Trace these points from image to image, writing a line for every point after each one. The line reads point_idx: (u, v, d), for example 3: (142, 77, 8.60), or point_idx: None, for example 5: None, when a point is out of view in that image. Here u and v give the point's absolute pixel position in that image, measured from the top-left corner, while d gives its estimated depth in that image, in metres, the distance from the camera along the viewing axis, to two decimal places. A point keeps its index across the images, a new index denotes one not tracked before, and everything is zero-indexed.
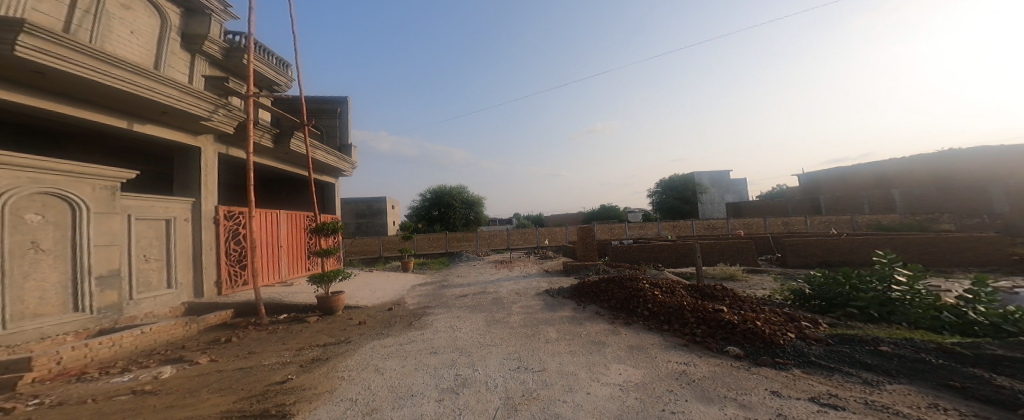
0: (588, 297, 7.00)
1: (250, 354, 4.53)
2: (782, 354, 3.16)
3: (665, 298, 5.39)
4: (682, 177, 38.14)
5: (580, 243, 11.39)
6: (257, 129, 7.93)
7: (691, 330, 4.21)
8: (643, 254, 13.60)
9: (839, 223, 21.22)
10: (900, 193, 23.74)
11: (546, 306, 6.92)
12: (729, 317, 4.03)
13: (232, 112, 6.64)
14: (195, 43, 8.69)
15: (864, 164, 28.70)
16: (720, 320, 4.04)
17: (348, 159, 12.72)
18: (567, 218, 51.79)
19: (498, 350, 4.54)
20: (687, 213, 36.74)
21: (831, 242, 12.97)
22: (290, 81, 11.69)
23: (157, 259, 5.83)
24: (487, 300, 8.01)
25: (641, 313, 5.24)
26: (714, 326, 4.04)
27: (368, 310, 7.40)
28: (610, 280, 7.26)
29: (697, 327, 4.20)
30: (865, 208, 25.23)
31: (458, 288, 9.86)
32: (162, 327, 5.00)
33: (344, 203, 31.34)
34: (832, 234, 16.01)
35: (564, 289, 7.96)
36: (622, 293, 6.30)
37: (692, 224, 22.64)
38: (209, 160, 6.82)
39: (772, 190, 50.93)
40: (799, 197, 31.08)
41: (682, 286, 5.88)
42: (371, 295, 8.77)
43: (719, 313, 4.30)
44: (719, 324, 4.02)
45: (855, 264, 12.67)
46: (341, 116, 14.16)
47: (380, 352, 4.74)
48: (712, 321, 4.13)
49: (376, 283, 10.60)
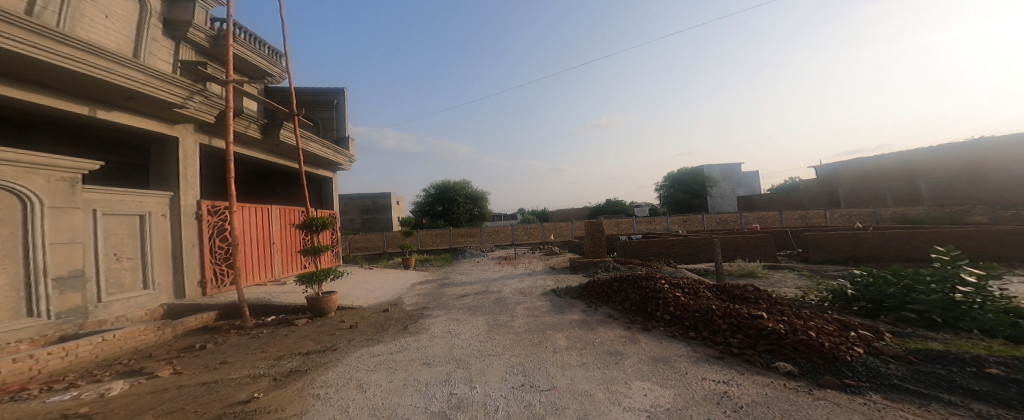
0: (599, 298, 6.37)
1: (221, 364, 4.03)
2: (852, 374, 2.54)
3: (688, 301, 4.73)
4: (692, 170, 37.14)
5: (587, 238, 10.62)
6: (243, 118, 7.43)
7: (724, 339, 3.57)
8: (653, 249, 12.96)
9: (860, 216, 20.25)
10: (925, 183, 22.60)
11: (554, 308, 6.32)
12: (772, 325, 3.38)
13: (212, 99, 6.14)
14: (178, 30, 8.22)
15: (885, 154, 27.46)
16: (762, 328, 3.39)
17: (345, 152, 12.22)
18: (573, 212, 51.08)
19: (499, 361, 3.98)
20: (697, 207, 35.85)
21: (857, 236, 12.15)
22: (283, 72, 11.22)
23: (130, 258, 5.36)
24: (490, 300, 7.47)
25: (662, 318, 4.61)
26: (753, 334, 3.41)
27: (362, 312, 6.89)
28: (624, 278, 6.60)
29: (732, 336, 3.56)
30: (887, 200, 24.09)
31: (459, 286, 9.34)
32: (128, 332, 4.51)
33: (348, 199, 31.10)
34: (857, 228, 15.15)
35: (571, 288, 7.34)
36: (638, 294, 5.66)
37: (703, 218, 21.84)
38: (189, 152, 6.35)
39: (785, 183, 49.43)
40: (815, 189, 29.95)
41: (706, 287, 5.18)
42: (367, 294, 8.27)
43: (758, 319, 3.64)
44: (760, 333, 3.38)
45: (885, 260, 11.84)
46: (338, 108, 13.71)
47: (367, 362, 4.19)
48: (752, 329, 3.49)
49: (375, 281, 10.12)
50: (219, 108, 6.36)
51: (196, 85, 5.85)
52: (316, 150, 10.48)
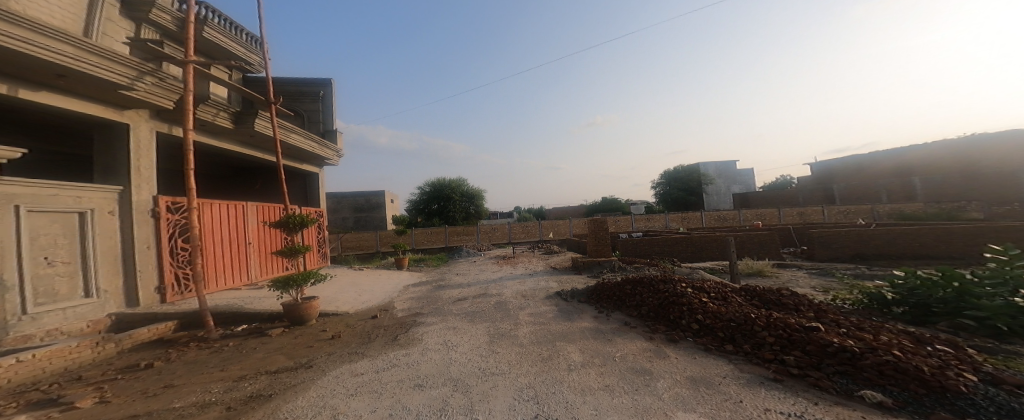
0: (611, 303, 5.74)
1: (164, 389, 3.27)
2: (975, 411, 1.94)
3: (718, 307, 4.13)
4: (688, 167, 36.98)
5: (590, 236, 10.00)
6: (211, 105, 6.62)
7: (777, 355, 2.96)
8: (658, 247, 12.48)
9: (858, 212, 20.14)
10: (921, 180, 22.66)
11: (561, 313, 5.71)
12: (840, 340, 2.78)
13: (167, 81, 5.33)
14: (138, 11, 7.18)
15: (880, 152, 27.51)
16: (826, 343, 2.79)
17: (331, 146, 11.42)
18: (570, 209, 50.67)
19: (509, 383, 3.31)
20: (693, 204, 35.75)
21: (865, 233, 11.82)
22: (263, 60, 10.33)
23: (66, 262, 4.58)
24: (489, 304, 6.82)
25: (688, 329, 4.02)
26: (813, 351, 2.81)
27: (348, 319, 6.17)
28: (637, 281, 5.98)
29: (786, 353, 2.95)
30: (882, 197, 24.12)
31: (455, 289, 8.66)
32: (54, 350, 3.71)
33: (339, 197, 30.14)
34: (859, 224, 14.92)
35: (578, 291, 6.73)
36: (656, 299, 5.06)
37: (702, 216, 21.51)
38: (143, 140, 5.55)
39: (778, 180, 49.79)
40: (810, 186, 29.97)
41: (734, 291, 4.60)
42: (354, 299, 7.53)
43: (814, 331, 3.05)
44: (824, 350, 2.78)
45: (893, 256, 11.51)
46: (324, 100, 12.87)
47: (347, 383, 3.48)
48: (811, 344, 2.89)
49: (363, 283, 9.38)
50: (178, 91, 5.54)
51: (147, 64, 5.03)
52: (298, 144, 9.67)
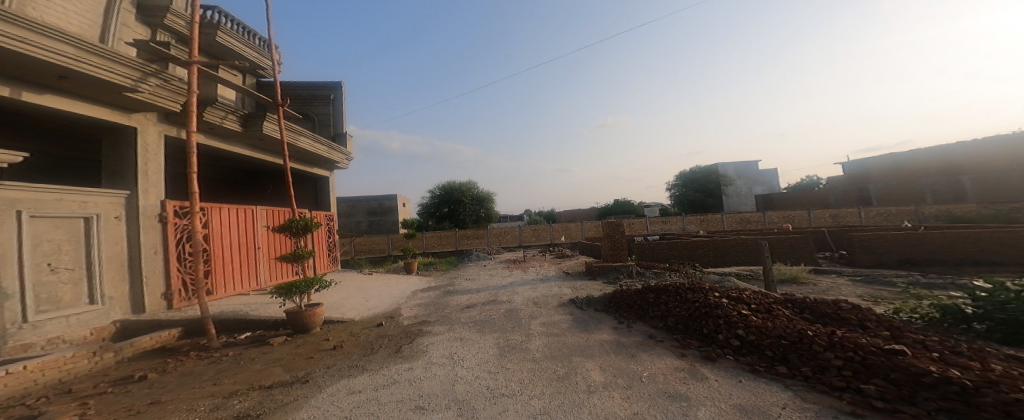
0: (632, 313, 5.23)
1: (149, 407, 3.03)
2: None
3: (762, 321, 3.61)
4: (707, 168, 35.65)
5: (605, 239, 9.48)
6: (219, 108, 6.61)
7: (852, 384, 2.43)
8: (677, 251, 11.82)
9: (898, 214, 18.73)
10: (970, 179, 20.92)
11: (577, 324, 5.27)
12: (938, 368, 2.25)
13: (172, 83, 5.27)
14: (153, 16, 7.33)
15: (921, 149, 25.66)
16: (919, 372, 2.26)
17: (340, 149, 11.46)
18: (584, 211, 49.81)
19: (519, 406, 2.90)
20: (713, 206, 34.40)
21: (912, 237, 10.83)
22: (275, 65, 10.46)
23: (70, 268, 4.49)
24: (499, 312, 6.45)
25: (726, 346, 3.53)
26: (901, 381, 2.30)
27: (352, 328, 5.92)
28: (661, 289, 5.46)
29: (863, 381, 2.44)
30: (926, 198, 22.41)
31: (464, 294, 8.34)
32: (46, 361, 3.55)
33: (355, 201, 30.53)
34: (901, 227, 13.77)
35: (595, 299, 6.25)
36: (685, 310, 4.55)
37: (724, 218, 20.51)
38: (150, 144, 5.50)
39: (804, 180, 47.47)
40: (842, 186, 28.29)
41: (778, 302, 4.07)
42: (361, 305, 7.31)
43: (897, 356, 2.52)
44: (917, 379, 2.26)
45: (945, 262, 10.47)
46: (334, 103, 13.03)
47: (343, 403, 3.17)
48: (896, 372, 2.37)
49: (372, 289, 9.19)
50: (184, 94, 5.49)
51: (151, 65, 4.97)
52: (307, 147, 9.70)
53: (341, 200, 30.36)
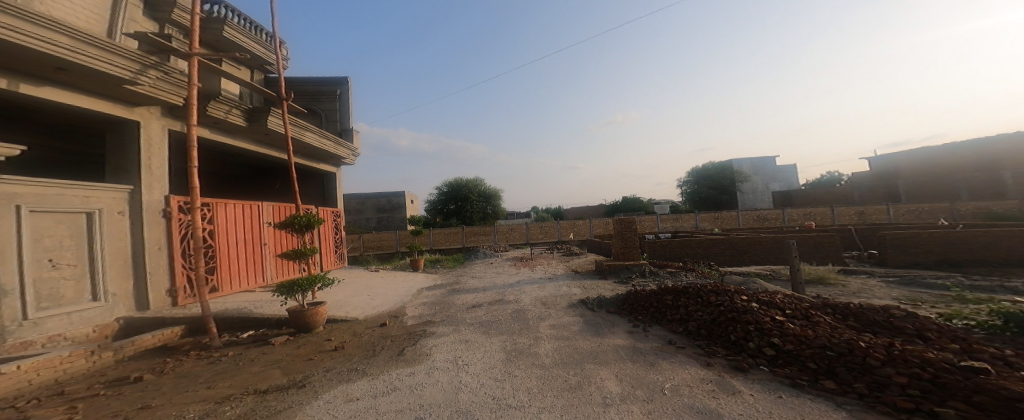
0: (647, 315, 4.91)
1: (138, 412, 2.88)
2: None
3: (800, 329, 3.30)
4: (722, 163, 34.58)
5: (616, 237, 9.11)
6: (223, 102, 6.55)
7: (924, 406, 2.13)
8: (691, 249, 11.34)
9: (928, 211, 17.76)
10: (1010, 174, 19.63)
11: (588, 327, 4.99)
12: None
13: (173, 76, 5.17)
14: (161, 11, 7.33)
15: (954, 143, 24.31)
16: (1012, 396, 1.97)
17: (346, 145, 11.45)
18: (594, 208, 49.18)
19: None
20: (728, 203, 33.39)
21: (948, 235, 10.13)
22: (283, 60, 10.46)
23: (72, 265, 4.42)
24: (506, 312, 6.22)
25: (759, 354, 3.21)
26: (988, 405, 2.00)
27: (356, 327, 5.76)
28: (679, 290, 5.12)
29: (938, 404, 2.14)
30: (959, 195, 21.22)
31: (470, 293, 8.11)
32: (41, 361, 3.44)
33: (366, 198, 30.75)
34: (933, 226, 13.00)
35: (606, 300, 5.93)
36: (707, 313, 4.22)
37: (740, 216, 19.78)
38: (154, 139, 5.42)
39: (824, 176, 45.87)
40: (866, 183, 27.07)
41: (814, 308, 3.76)
42: (366, 304, 7.18)
43: (976, 376, 2.23)
44: (1008, 404, 1.96)
45: (983, 264, 9.78)
46: (342, 99, 13.00)
47: (338, 411, 2.96)
48: (980, 395, 2.08)
49: (379, 286, 9.07)
50: (185, 87, 5.40)
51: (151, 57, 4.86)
52: (314, 142, 9.67)
53: (351, 197, 30.56)
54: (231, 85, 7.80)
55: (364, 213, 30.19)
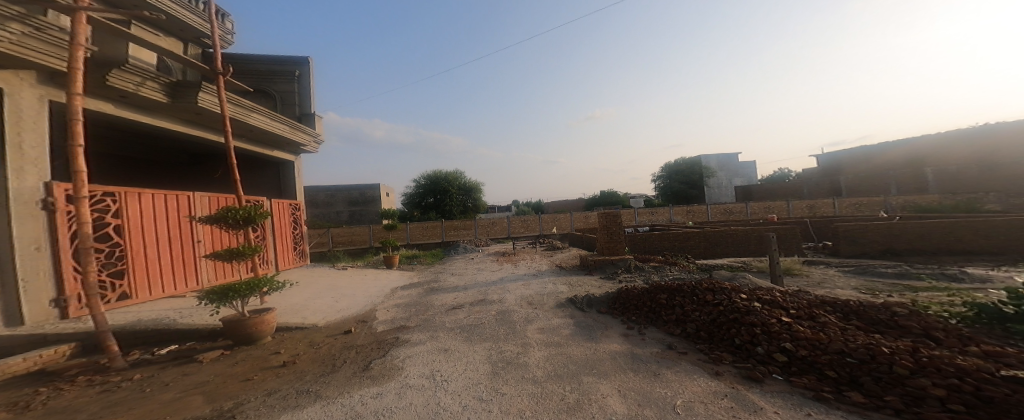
0: (642, 316, 4.65)
1: None
2: None
3: (811, 331, 3.00)
4: (690, 159, 35.98)
5: (601, 231, 8.84)
6: (134, 70, 5.47)
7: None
8: (670, 243, 11.42)
9: (872, 205, 19.34)
10: (934, 171, 21.91)
11: (582, 331, 4.61)
12: None
13: (40, 33, 4.33)
14: None
15: (890, 143, 26.71)
16: None
17: (305, 129, 10.22)
18: (570, 202, 49.71)
19: None
20: (695, 197, 34.88)
21: (897, 227, 10.89)
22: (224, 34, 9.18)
23: None
24: (491, 313, 5.74)
25: (770, 361, 2.88)
26: None
27: (313, 336, 4.93)
28: (673, 289, 4.90)
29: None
30: (893, 189, 23.43)
31: (450, 292, 7.47)
32: None
33: (336, 191, 28.71)
34: (883, 218, 14.01)
35: (596, 299, 5.64)
36: (708, 316, 3.92)
37: (709, 209, 20.51)
38: (26, 110, 4.53)
39: (778, 173, 49.30)
40: (817, 178, 29.21)
41: (819, 307, 3.50)
42: (329, 308, 6.32)
43: None
44: None
45: (928, 252, 10.56)
46: (300, 80, 11.69)
47: None
48: None
49: (343, 286, 8.17)
50: (64, 47, 4.55)
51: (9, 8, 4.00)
52: (264, 126, 8.51)
53: (318, 189, 28.47)
54: (148, 53, 6.55)
55: (334, 207, 28.28)
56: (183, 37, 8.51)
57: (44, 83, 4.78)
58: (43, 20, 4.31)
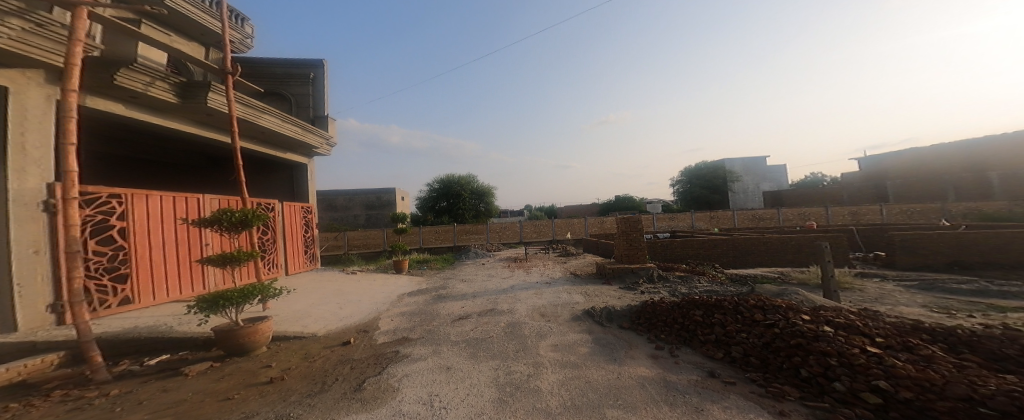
0: (673, 334, 3.99)
1: None
2: None
3: (911, 367, 2.30)
4: (715, 163, 34.37)
5: (620, 237, 8.17)
6: (144, 69, 5.41)
7: None
8: (696, 250, 10.57)
9: (923, 212, 17.66)
10: (998, 175, 19.82)
11: (604, 351, 3.99)
12: None
13: (42, 30, 4.23)
14: None
15: (944, 144, 24.64)
16: None
17: (318, 131, 10.15)
18: (586, 207, 48.73)
19: None
20: (720, 202, 33.26)
21: (962, 236, 9.64)
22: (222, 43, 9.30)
23: None
24: (500, 325, 5.21)
25: (857, 402, 2.21)
26: None
27: (308, 348, 4.54)
28: (711, 304, 4.21)
29: None
30: (950, 194, 21.52)
31: (458, 300, 6.99)
32: None
33: (354, 195, 29.07)
34: (939, 227, 12.61)
35: (618, 312, 5.00)
36: (762, 340, 3.23)
37: (736, 215, 19.30)
38: (30, 109, 4.41)
39: (808, 179, 46.76)
40: (857, 182, 27.20)
41: (915, 337, 2.76)
42: (329, 315, 5.95)
43: None
44: None
45: (1002, 266, 9.26)
46: (315, 84, 11.70)
47: None
48: None
49: (350, 291, 7.85)
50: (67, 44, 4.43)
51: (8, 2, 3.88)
52: (275, 128, 8.41)
53: (337, 193, 28.90)
54: (156, 53, 6.54)
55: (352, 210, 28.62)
56: (203, 42, 8.63)
57: (52, 82, 4.68)
58: (44, 17, 4.20)
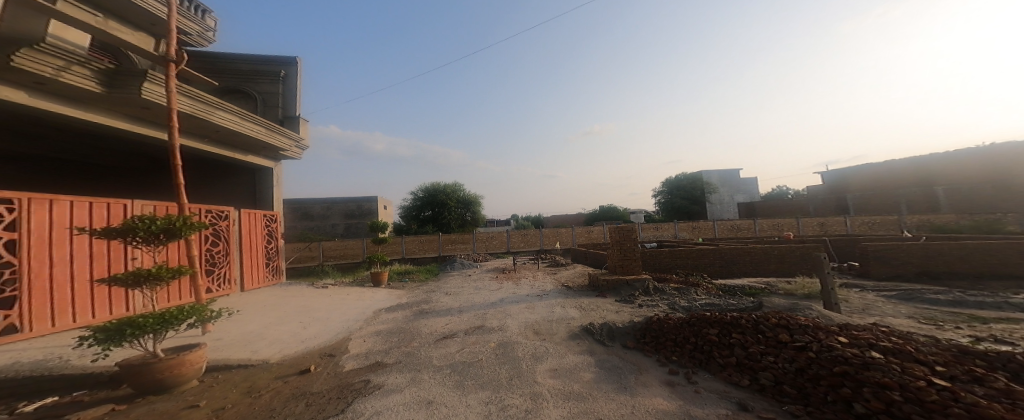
0: (687, 356, 3.55)
1: None
2: None
3: (997, 405, 1.91)
4: (693, 175, 35.43)
5: (613, 247, 7.80)
6: (56, 51, 4.66)
7: None
8: (685, 260, 10.40)
9: (885, 224, 18.64)
10: (943, 190, 21.42)
11: (611, 377, 3.48)
12: None
13: None
14: None
15: (898, 160, 26.42)
16: None
17: (285, 133, 9.15)
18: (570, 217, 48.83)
19: None
20: (697, 213, 34.19)
21: (930, 246, 9.96)
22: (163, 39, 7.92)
23: None
24: (488, 345, 4.63)
25: None
26: None
27: (255, 380, 3.74)
28: (726, 322, 3.81)
29: None
30: (902, 208, 23.00)
31: (441, 316, 6.33)
32: None
33: (331, 203, 27.53)
34: (907, 237, 13.15)
35: (620, 330, 4.53)
36: (796, 365, 2.81)
37: (717, 225, 19.63)
38: None
39: (776, 191, 49.19)
40: (822, 195, 28.65)
41: (975, 365, 2.41)
42: (289, 338, 5.13)
43: None
44: None
45: (968, 275, 9.61)
46: (286, 82, 10.74)
47: None
48: None
49: (316, 307, 6.98)
50: None
51: None
52: (231, 125, 7.47)
53: (312, 201, 27.27)
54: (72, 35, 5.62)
55: (329, 219, 27.06)
56: (154, 32, 7.59)
57: None
58: None
